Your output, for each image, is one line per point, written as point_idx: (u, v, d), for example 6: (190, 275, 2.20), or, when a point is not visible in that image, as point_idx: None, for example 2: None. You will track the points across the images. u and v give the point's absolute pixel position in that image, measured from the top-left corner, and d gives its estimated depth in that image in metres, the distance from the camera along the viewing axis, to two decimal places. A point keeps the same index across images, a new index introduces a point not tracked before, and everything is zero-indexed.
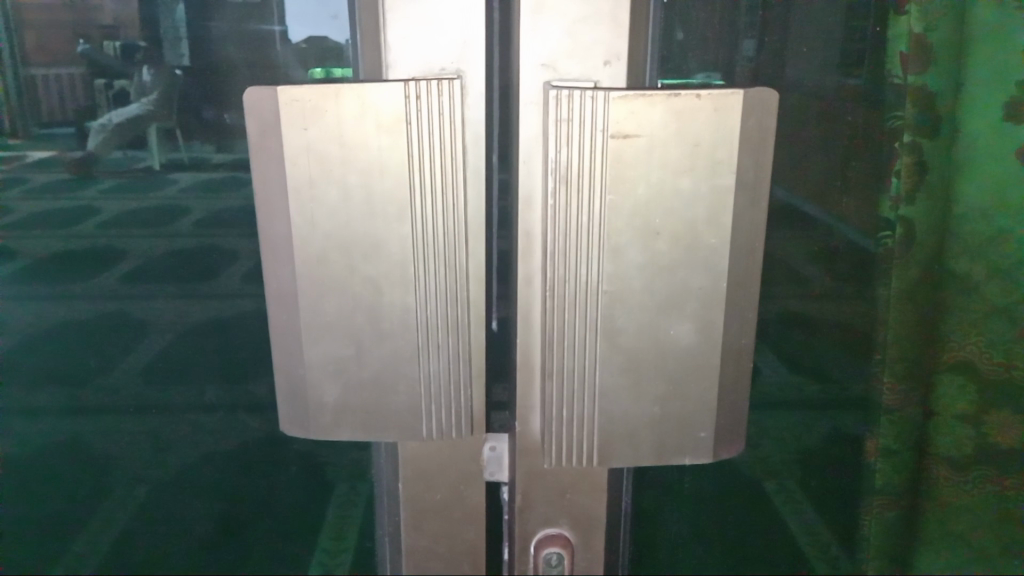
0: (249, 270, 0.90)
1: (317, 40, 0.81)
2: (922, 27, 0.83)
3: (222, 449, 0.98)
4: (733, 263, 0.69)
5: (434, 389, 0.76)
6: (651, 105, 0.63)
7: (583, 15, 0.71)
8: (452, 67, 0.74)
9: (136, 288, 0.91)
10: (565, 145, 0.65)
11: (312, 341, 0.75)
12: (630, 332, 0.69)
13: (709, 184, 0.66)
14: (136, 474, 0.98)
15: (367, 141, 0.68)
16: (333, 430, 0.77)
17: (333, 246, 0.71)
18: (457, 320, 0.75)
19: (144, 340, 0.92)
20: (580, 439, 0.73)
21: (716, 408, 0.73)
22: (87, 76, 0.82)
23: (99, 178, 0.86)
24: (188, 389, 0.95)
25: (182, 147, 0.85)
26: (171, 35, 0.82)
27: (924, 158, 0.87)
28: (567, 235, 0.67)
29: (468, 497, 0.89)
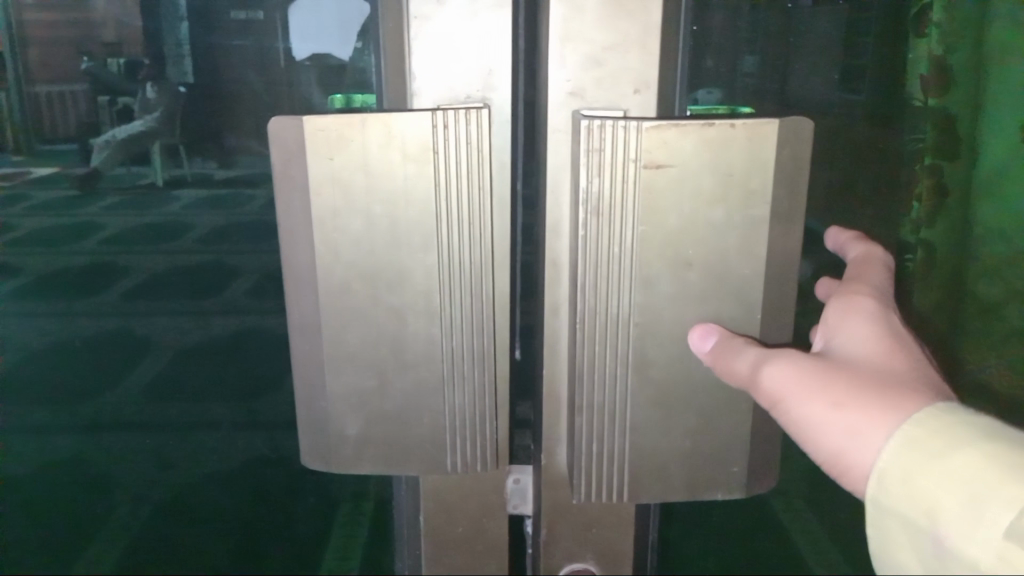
0: (252, 286, 0.89)
1: (319, 57, 0.79)
2: (944, 49, 0.84)
3: (225, 466, 0.97)
4: (767, 294, 0.67)
5: (459, 422, 0.75)
6: (684, 134, 0.62)
7: (612, 43, 0.70)
8: (479, 94, 0.74)
9: (144, 305, 0.89)
10: (598, 173, 0.63)
11: (336, 371, 0.73)
12: (661, 364, 0.68)
13: (742, 215, 0.64)
14: (139, 490, 0.98)
15: (393, 171, 0.67)
16: (354, 464, 0.76)
17: (356, 275, 0.70)
18: (483, 350, 0.73)
19: (147, 356, 0.91)
20: (611, 474, 0.71)
21: (749, 444, 0.71)
22: (90, 93, 0.80)
23: (104, 192, 0.84)
24: (193, 407, 0.94)
25: (185, 163, 0.83)
26: (175, 53, 0.80)
27: (943, 180, 0.88)
28: (597, 265, 0.66)
29: (490, 529, 0.87)
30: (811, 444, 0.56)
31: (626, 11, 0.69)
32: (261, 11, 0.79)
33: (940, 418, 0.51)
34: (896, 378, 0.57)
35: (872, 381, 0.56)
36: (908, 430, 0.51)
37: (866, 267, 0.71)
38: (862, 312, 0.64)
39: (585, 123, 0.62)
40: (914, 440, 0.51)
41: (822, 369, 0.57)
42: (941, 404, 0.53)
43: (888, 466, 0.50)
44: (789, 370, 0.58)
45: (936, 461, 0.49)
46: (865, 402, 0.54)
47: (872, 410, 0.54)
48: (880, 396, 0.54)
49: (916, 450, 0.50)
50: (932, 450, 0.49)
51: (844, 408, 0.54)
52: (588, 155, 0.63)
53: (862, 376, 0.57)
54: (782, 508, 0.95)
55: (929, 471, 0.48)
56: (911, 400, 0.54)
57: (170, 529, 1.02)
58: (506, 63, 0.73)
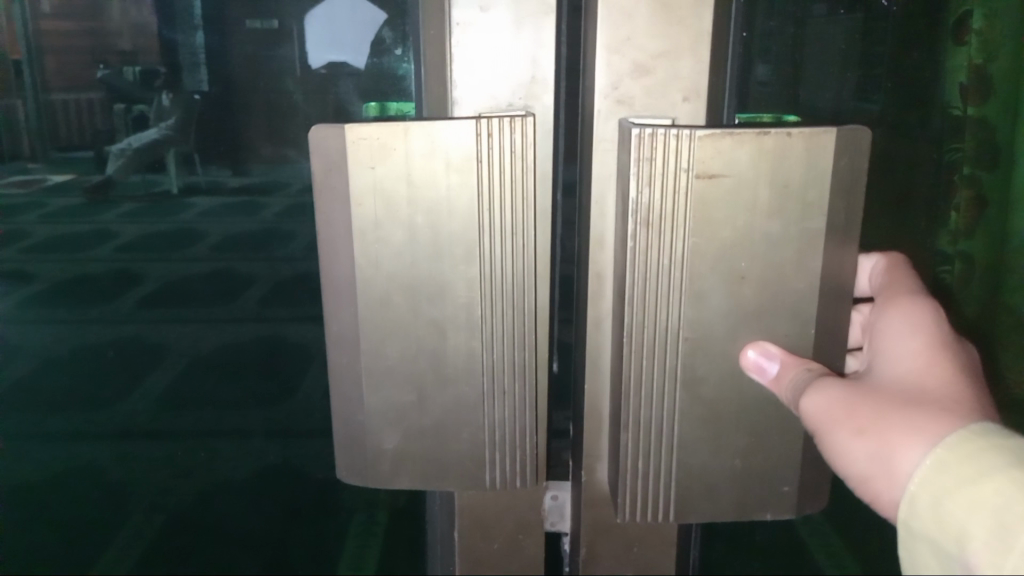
0: (265, 294, 0.87)
1: (336, 65, 0.79)
2: (984, 57, 0.80)
3: (240, 476, 0.96)
4: (823, 309, 0.67)
5: (499, 435, 0.73)
6: (740, 144, 0.62)
7: (662, 50, 0.68)
8: (520, 103, 0.73)
9: (161, 312, 0.87)
10: (648, 184, 0.63)
11: (374, 386, 0.71)
12: (712, 381, 0.68)
13: (798, 228, 0.64)
14: (153, 501, 0.97)
15: (436, 179, 0.66)
16: (390, 480, 0.74)
17: (398, 288, 0.68)
18: (524, 364, 0.71)
19: (164, 361, 0.89)
20: (657, 492, 0.71)
21: (800, 464, 0.71)
22: (105, 101, 0.79)
23: (117, 201, 0.83)
24: (207, 413, 0.92)
25: (198, 171, 0.82)
26: (190, 61, 0.78)
27: (981, 190, 0.86)
28: (648, 277, 0.66)
29: (527, 548, 0.85)
30: (843, 470, 0.55)
31: (677, 18, 0.68)
32: (276, 20, 0.78)
33: (971, 442, 0.49)
34: (930, 394, 0.55)
35: (900, 404, 0.54)
36: (933, 454, 0.49)
37: (909, 272, 0.68)
38: (898, 325, 0.62)
39: (635, 131, 0.62)
40: (944, 464, 0.48)
41: (851, 397, 0.56)
42: (970, 424, 0.50)
43: (918, 491, 0.48)
44: (821, 401, 0.57)
45: (963, 488, 0.47)
46: (889, 427, 0.53)
47: (894, 434, 0.52)
48: (905, 418, 0.53)
49: (946, 474, 0.48)
50: (961, 477, 0.47)
51: (867, 434, 0.54)
52: (637, 164, 0.63)
53: (892, 399, 0.55)
54: (811, 528, 0.93)
55: (957, 498, 0.46)
56: (942, 421, 0.52)
57: (191, 538, 1.00)
58: (549, 68, 0.72)
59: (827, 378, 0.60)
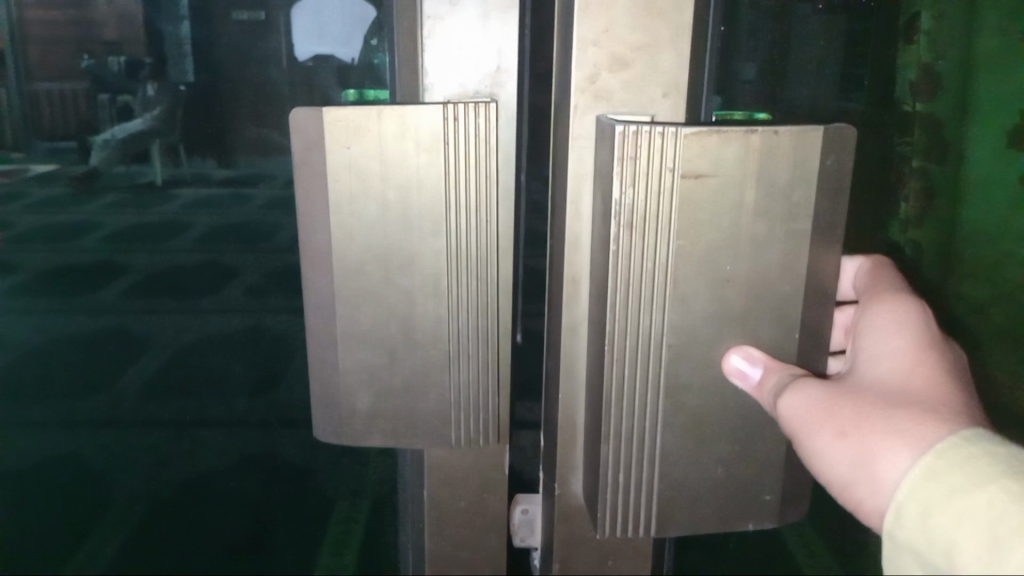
0: (250, 285, 0.83)
1: (322, 58, 0.75)
2: (932, 56, 0.77)
3: (220, 475, 0.91)
4: (806, 313, 0.65)
5: (463, 396, 0.74)
6: (726, 142, 0.59)
7: (641, 43, 0.65)
8: (486, 90, 0.70)
9: (144, 304, 0.82)
10: (631, 185, 0.60)
11: (349, 348, 0.71)
12: (695, 389, 0.65)
13: (785, 229, 0.62)
14: (128, 499, 0.90)
15: (406, 160, 0.66)
16: (362, 437, 0.74)
17: (372, 260, 0.69)
18: (486, 330, 0.72)
19: (146, 354, 0.84)
20: (636, 504, 0.68)
21: (783, 473, 0.69)
22: (90, 91, 0.74)
23: (103, 192, 0.78)
24: (195, 403, 0.87)
25: (183, 161, 0.78)
26: (175, 52, 0.74)
27: (930, 182, 0.82)
28: (630, 282, 0.63)
29: (491, 506, 0.83)
30: (823, 476, 0.53)
31: (658, 11, 0.65)
32: (263, 11, 0.74)
33: (961, 449, 0.46)
34: (910, 396, 0.53)
35: (879, 405, 0.52)
36: (921, 463, 0.47)
37: (893, 271, 0.66)
38: (879, 323, 0.60)
39: (619, 128, 0.59)
40: (934, 472, 0.46)
41: (831, 398, 0.54)
42: (959, 431, 0.48)
43: (906, 502, 0.46)
44: (800, 403, 0.55)
45: (954, 499, 0.44)
46: (870, 430, 0.51)
47: (876, 437, 0.50)
48: (888, 420, 0.51)
49: (934, 483, 0.45)
50: (951, 486, 0.45)
51: (847, 438, 0.51)
52: (621, 163, 0.60)
53: (873, 399, 0.53)
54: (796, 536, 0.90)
55: (945, 509, 0.44)
56: (930, 425, 0.49)
57: (160, 542, 0.94)
58: (514, 58, 0.69)
59: (808, 379, 0.57)
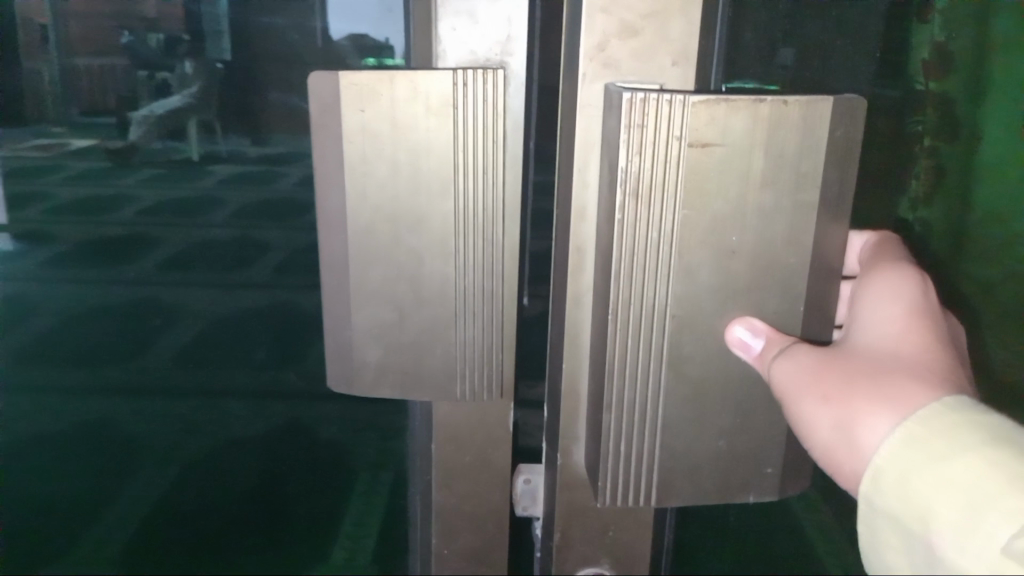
0: (280, 262, 0.84)
1: (357, 36, 0.76)
2: (946, 35, 0.75)
3: (245, 451, 0.92)
4: (812, 286, 0.65)
5: (469, 354, 0.75)
6: (735, 111, 0.59)
7: (650, 11, 0.65)
8: (497, 58, 0.72)
9: (176, 276, 0.84)
10: (637, 153, 0.60)
11: (359, 304, 0.73)
12: (697, 360, 0.65)
13: (792, 201, 0.62)
14: (154, 472, 0.92)
15: (416, 123, 0.68)
16: (373, 388, 0.75)
17: (382, 219, 0.70)
18: (493, 291, 0.74)
19: (176, 327, 0.86)
20: (638, 474, 0.68)
21: (785, 445, 0.69)
22: (128, 67, 0.76)
23: (137, 166, 0.79)
24: (221, 374, 0.88)
25: (219, 139, 0.79)
26: (212, 29, 0.75)
27: (941, 163, 0.80)
28: (634, 250, 0.63)
29: (495, 462, 0.84)
30: (808, 440, 0.54)
31: None
32: None
33: (945, 416, 0.47)
34: (898, 362, 0.53)
35: (866, 370, 0.53)
36: (902, 428, 0.47)
37: (897, 245, 0.66)
38: (875, 291, 0.60)
39: (626, 96, 0.59)
40: (915, 439, 0.46)
41: (821, 363, 0.55)
42: (943, 397, 0.48)
43: (884, 466, 0.47)
44: (792, 369, 0.56)
45: (933, 466, 0.45)
46: (856, 395, 0.51)
47: (862, 402, 0.50)
48: (877, 386, 0.51)
49: (914, 450, 0.46)
50: (931, 453, 0.45)
51: (833, 402, 0.52)
52: (628, 131, 0.60)
53: (862, 364, 0.53)
54: (799, 507, 0.90)
55: (923, 476, 0.45)
56: (918, 390, 0.49)
57: (179, 519, 0.95)
58: (524, 28, 0.71)
59: (804, 347, 0.57)
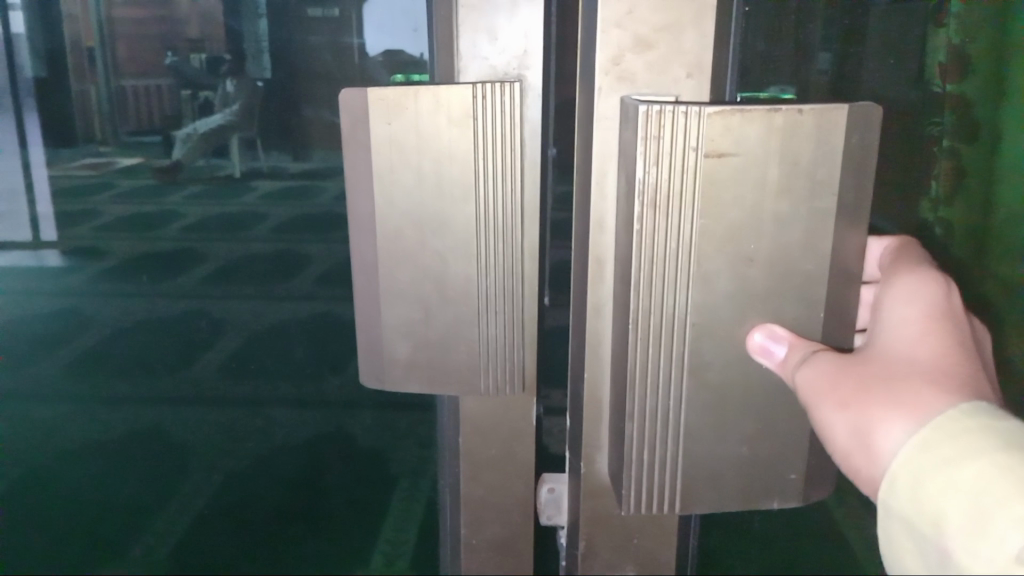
0: (322, 273, 0.86)
1: (392, 53, 0.78)
2: (961, 37, 0.77)
3: (287, 460, 0.94)
4: (830, 291, 0.65)
5: (492, 350, 0.77)
6: (749, 121, 0.59)
7: (665, 24, 0.66)
8: (515, 71, 0.73)
9: (221, 288, 0.87)
10: (655, 163, 0.61)
11: (390, 302, 0.75)
12: (718, 367, 0.65)
13: (808, 208, 0.62)
14: (200, 479, 0.95)
15: (439, 134, 0.69)
16: (402, 383, 0.77)
17: (410, 222, 0.72)
18: (514, 288, 0.76)
19: (222, 337, 0.89)
20: (661, 481, 0.69)
21: (807, 451, 0.69)
22: (173, 87, 0.79)
23: (184, 183, 0.83)
24: (264, 383, 0.91)
25: (261, 156, 0.82)
26: (254, 49, 0.78)
27: (964, 162, 0.81)
28: (653, 259, 0.63)
29: (519, 453, 0.85)
30: (829, 446, 0.54)
31: None
32: (337, 8, 0.77)
33: (958, 421, 0.47)
34: (915, 366, 0.52)
35: (884, 375, 0.52)
36: (918, 435, 0.47)
37: (917, 249, 0.66)
38: (893, 295, 0.60)
39: (642, 108, 0.60)
40: (930, 444, 0.46)
41: (839, 370, 0.55)
42: (958, 404, 0.48)
43: (900, 471, 0.47)
44: (812, 377, 0.56)
45: (946, 469, 0.45)
46: (873, 401, 0.51)
47: (878, 408, 0.50)
48: (891, 393, 0.51)
49: (928, 454, 0.46)
50: (945, 457, 0.45)
51: (851, 408, 0.52)
52: (645, 143, 0.60)
53: (880, 369, 0.53)
54: (826, 512, 0.90)
55: (936, 479, 0.45)
56: (933, 395, 0.49)
57: (225, 525, 0.98)
58: (540, 42, 0.73)
59: (822, 354, 0.58)
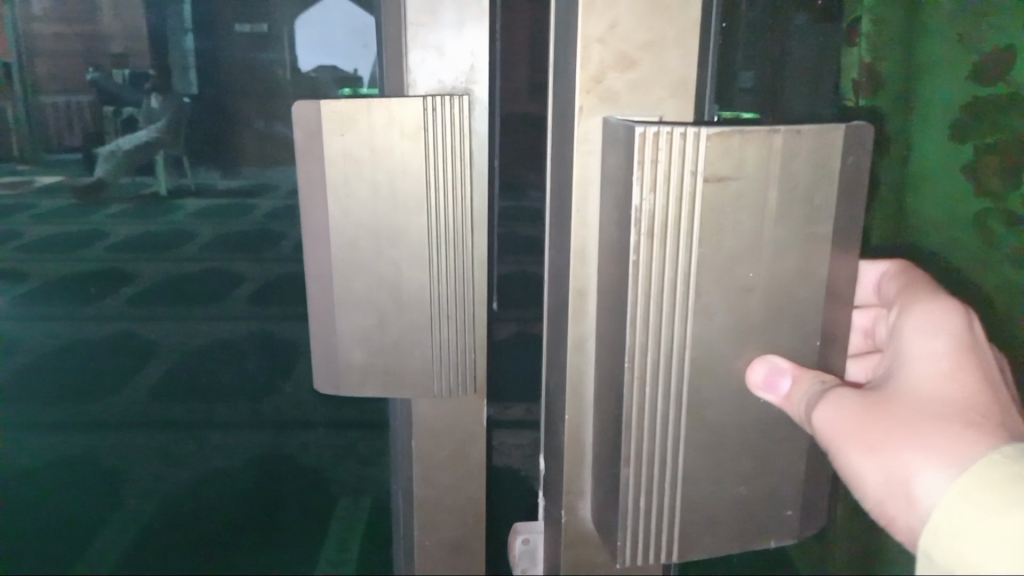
0: (257, 291, 0.78)
1: (327, 69, 0.71)
2: (872, 54, 0.74)
3: (227, 489, 0.88)
4: (826, 317, 0.62)
5: (447, 358, 0.73)
6: (749, 143, 0.55)
7: (648, 40, 0.62)
8: (462, 86, 0.70)
9: (151, 312, 0.78)
10: (651, 190, 0.55)
11: (344, 310, 0.70)
12: (717, 405, 0.61)
13: (805, 233, 0.58)
14: (132, 515, 0.87)
15: (392, 147, 0.66)
16: (357, 390, 0.73)
17: (366, 232, 0.68)
18: (465, 295, 0.72)
19: (152, 362, 0.80)
20: (658, 529, 0.63)
21: (803, 485, 0.65)
22: (94, 104, 0.70)
23: (108, 203, 0.73)
24: (201, 413, 0.83)
25: (188, 173, 0.73)
26: (180, 63, 0.70)
27: (878, 176, 0.80)
28: (651, 292, 0.58)
29: (473, 455, 0.80)
30: (854, 492, 0.50)
31: (664, 8, 0.61)
32: (266, 23, 0.70)
33: (999, 468, 0.43)
34: (945, 403, 0.49)
35: (911, 415, 0.48)
36: (955, 483, 0.44)
37: (921, 273, 0.62)
38: (911, 323, 0.55)
39: (639, 129, 0.54)
40: (970, 494, 0.43)
41: (861, 408, 0.50)
42: (996, 449, 0.44)
43: (939, 523, 0.43)
44: (830, 416, 0.52)
45: (989, 520, 0.42)
46: (903, 444, 0.47)
47: (909, 451, 0.46)
48: (922, 435, 0.47)
49: (970, 504, 0.43)
50: (987, 508, 0.42)
51: (879, 452, 0.48)
52: (642, 168, 0.55)
53: (906, 407, 0.49)
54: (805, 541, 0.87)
55: (981, 531, 0.42)
56: (968, 438, 0.46)
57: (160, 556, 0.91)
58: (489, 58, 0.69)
59: (839, 390, 0.53)
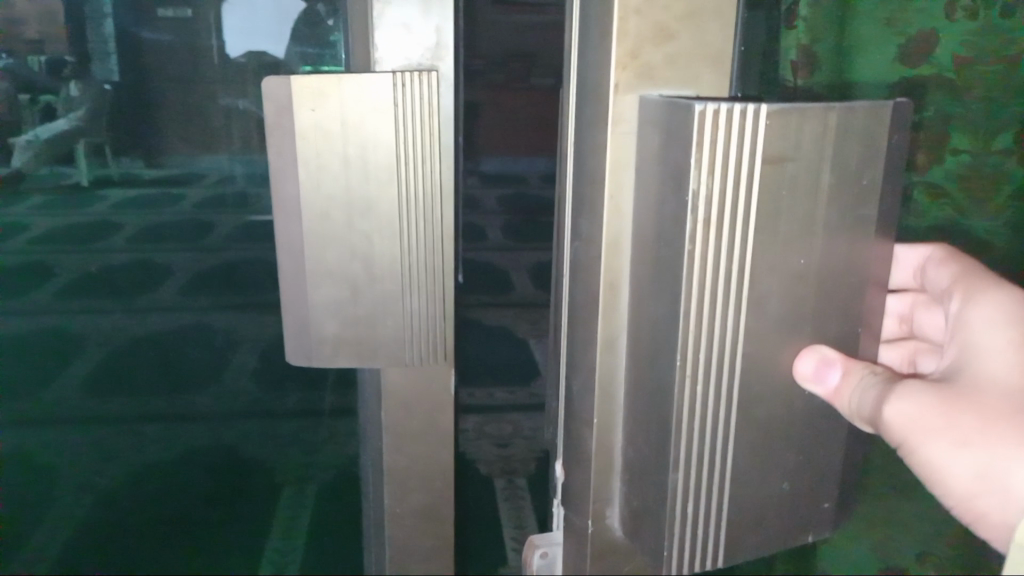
0: (186, 283, 0.71)
1: (258, 54, 0.64)
2: (810, 36, 0.68)
3: (155, 505, 0.79)
4: (867, 302, 0.59)
5: (421, 328, 0.69)
6: (806, 121, 0.51)
7: (686, 11, 0.58)
8: (428, 62, 0.64)
9: (74, 308, 0.69)
10: (705, 175, 0.51)
11: (316, 284, 0.66)
12: (766, 401, 0.57)
13: (853, 215, 0.55)
14: (41, 538, 0.78)
15: (362, 120, 0.62)
16: (330, 360, 0.69)
17: (337, 205, 0.64)
18: (434, 269, 0.67)
19: (73, 362, 0.71)
20: (705, 530, 0.59)
21: (839, 476, 0.62)
22: (8, 93, 0.62)
23: (29, 194, 0.65)
24: (121, 418, 0.75)
25: (110, 162, 0.65)
26: (101, 49, 0.62)
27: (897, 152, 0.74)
28: (703, 285, 0.53)
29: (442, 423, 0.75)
30: (940, 476, 0.57)
31: None
32: (190, 8, 0.63)
33: None
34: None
35: (999, 411, 0.55)
36: None
37: (960, 255, 0.65)
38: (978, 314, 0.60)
39: (698, 108, 0.50)
40: None
41: (943, 406, 0.56)
42: None
43: None
44: (912, 413, 0.56)
45: None
46: (997, 440, 0.55)
47: (1004, 447, 0.55)
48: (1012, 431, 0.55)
49: None
50: None
51: (970, 446, 0.55)
52: (700, 151, 0.50)
53: (990, 403, 0.55)
54: None
55: None
56: None
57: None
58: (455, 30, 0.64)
59: (904, 380, 0.58)
